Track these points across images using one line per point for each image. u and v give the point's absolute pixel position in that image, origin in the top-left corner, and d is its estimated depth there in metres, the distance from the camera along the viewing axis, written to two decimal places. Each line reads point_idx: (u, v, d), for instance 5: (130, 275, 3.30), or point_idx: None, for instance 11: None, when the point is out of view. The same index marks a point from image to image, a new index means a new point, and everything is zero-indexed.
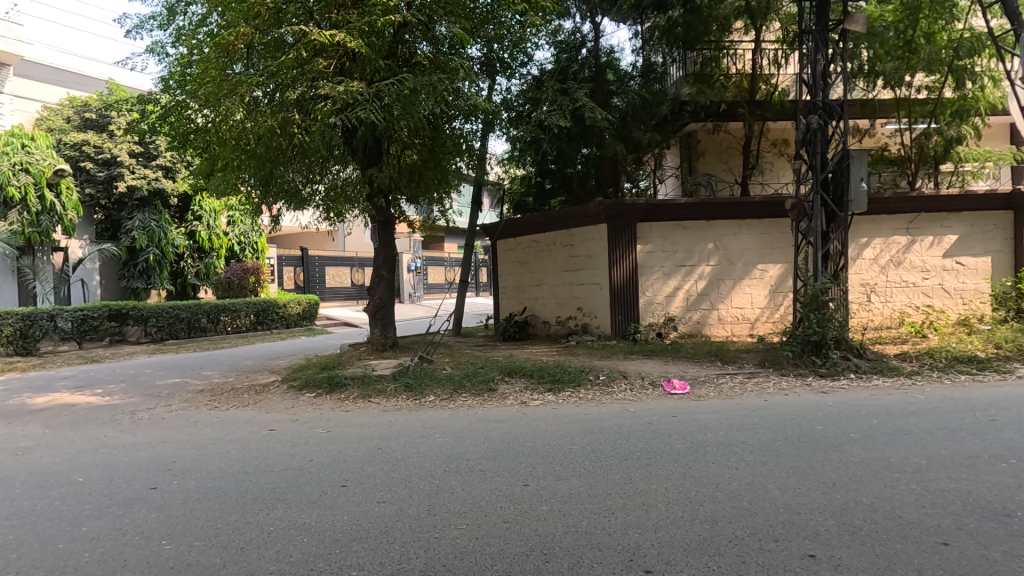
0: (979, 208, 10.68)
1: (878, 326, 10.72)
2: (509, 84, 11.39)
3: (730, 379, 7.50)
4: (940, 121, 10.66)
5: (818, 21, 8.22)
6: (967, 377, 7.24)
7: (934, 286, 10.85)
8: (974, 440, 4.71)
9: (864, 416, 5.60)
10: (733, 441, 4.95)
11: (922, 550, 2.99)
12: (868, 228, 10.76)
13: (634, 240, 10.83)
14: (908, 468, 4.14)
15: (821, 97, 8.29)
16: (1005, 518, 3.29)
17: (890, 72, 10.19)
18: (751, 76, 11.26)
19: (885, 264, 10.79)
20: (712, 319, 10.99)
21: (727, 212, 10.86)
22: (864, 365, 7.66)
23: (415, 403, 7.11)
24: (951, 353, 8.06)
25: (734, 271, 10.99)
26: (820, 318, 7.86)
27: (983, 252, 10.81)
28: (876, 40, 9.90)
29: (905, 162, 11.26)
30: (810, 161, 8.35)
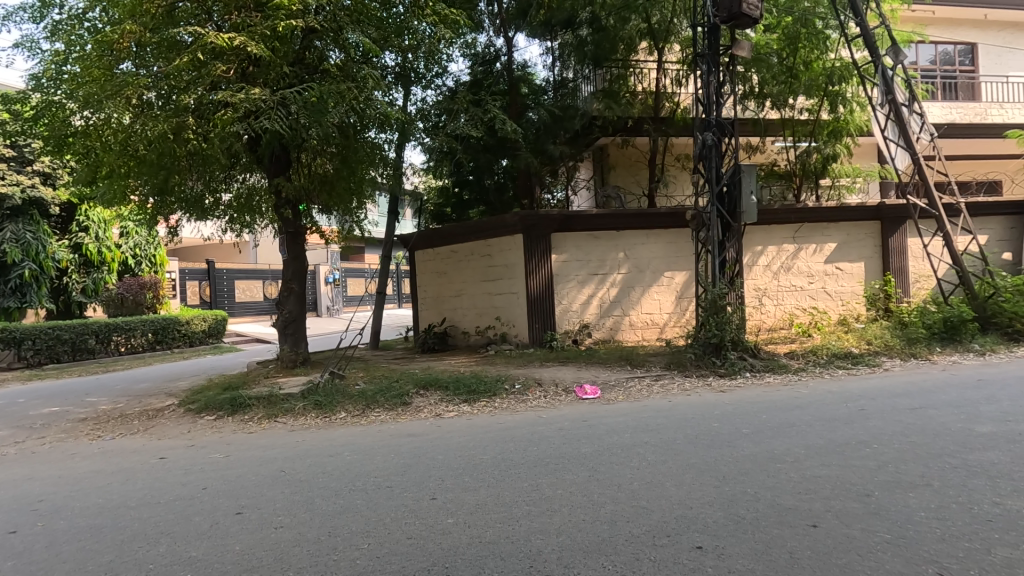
0: (852, 218, 11.90)
1: (771, 327, 11.63)
2: (425, 94, 11.39)
3: (638, 382, 7.83)
4: (819, 140, 11.79)
5: (710, 45, 8.83)
6: (843, 372, 8.00)
7: (818, 289, 11.92)
8: (845, 428, 5.21)
9: (755, 412, 6.04)
10: (637, 442, 5.16)
11: (795, 533, 3.24)
12: (761, 237, 11.67)
13: (549, 249, 11.08)
14: (788, 458, 4.50)
15: (715, 115, 8.91)
16: (864, 498, 3.65)
17: (776, 95, 11.11)
18: (655, 94, 11.92)
19: (776, 270, 11.73)
20: (624, 325, 11.45)
21: (635, 223, 11.37)
22: (757, 364, 8.26)
23: (325, 421, 6.85)
24: (831, 350, 8.87)
25: (643, 278, 11.51)
26: (718, 321, 8.42)
27: (858, 258, 12.03)
28: (762, 65, 10.79)
29: (790, 177, 12.32)
30: (707, 175, 8.94)
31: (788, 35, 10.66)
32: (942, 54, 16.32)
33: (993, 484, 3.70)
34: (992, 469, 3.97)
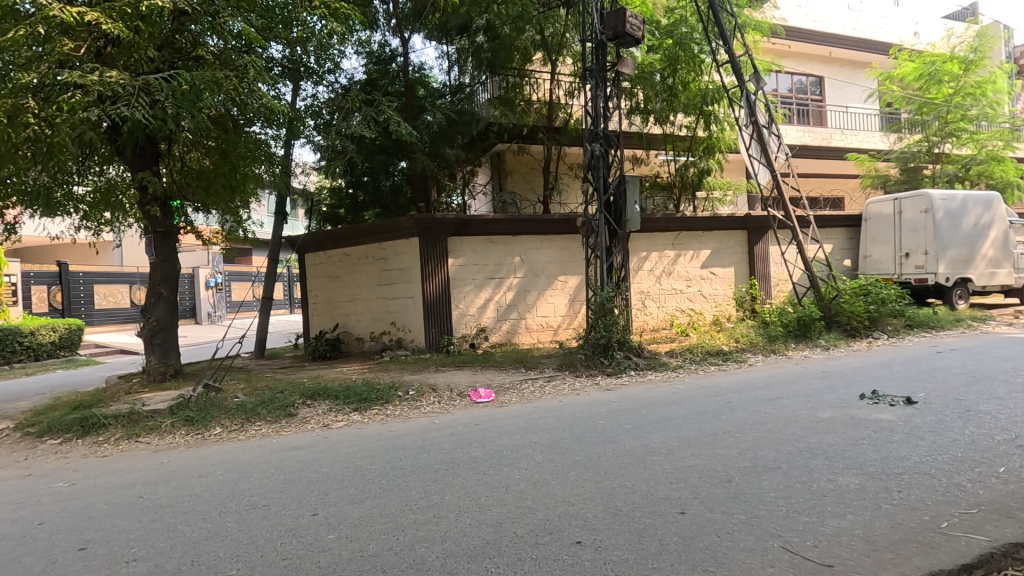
0: (724, 228, 13.07)
1: (655, 328, 12.45)
2: (315, 90, 10.88)
3: (531, 384, 8.02)
4: (696, 155, 12.84)
5: (597, 60, 9.28)
6: (715, 368, 8.75)
7: (695, 292, 12.94)
8: (714, 420, 5.68)
9: (637, 408, 6.41)
10: (527, 443, 5.28)
11: (665, 521, 3.46)
12: (645, 243, 12.45)
13: (446, 254, 11.02)
14: (663, 450, 4.82)
15: (602, 127, 9.36)
16: (726, 483, 3.99)
17: (658, 111, 11.92)
18: (549, 104, 12.28)
19: (659, 274, 12.58)
20: (520, 327, 11.68)
21: (530, 229, 11.63)
22: (641, 363, 8.79)
23: (196, 438, 6.26)
24: (705, 348, 9.68)
25: (538, 282, 11.81)
26: (606, 323, 8.89)
27: (728, 264, 13.22)
28: (647, 84, 11.54)
29: (671, 188, 13.23)
30: (595, 184, 9.39)
31: (669, 56, 11.51)
32: (797, 83, 18.49)
33: (829, 463, 4.22)
34: (829, 449, 4.52)
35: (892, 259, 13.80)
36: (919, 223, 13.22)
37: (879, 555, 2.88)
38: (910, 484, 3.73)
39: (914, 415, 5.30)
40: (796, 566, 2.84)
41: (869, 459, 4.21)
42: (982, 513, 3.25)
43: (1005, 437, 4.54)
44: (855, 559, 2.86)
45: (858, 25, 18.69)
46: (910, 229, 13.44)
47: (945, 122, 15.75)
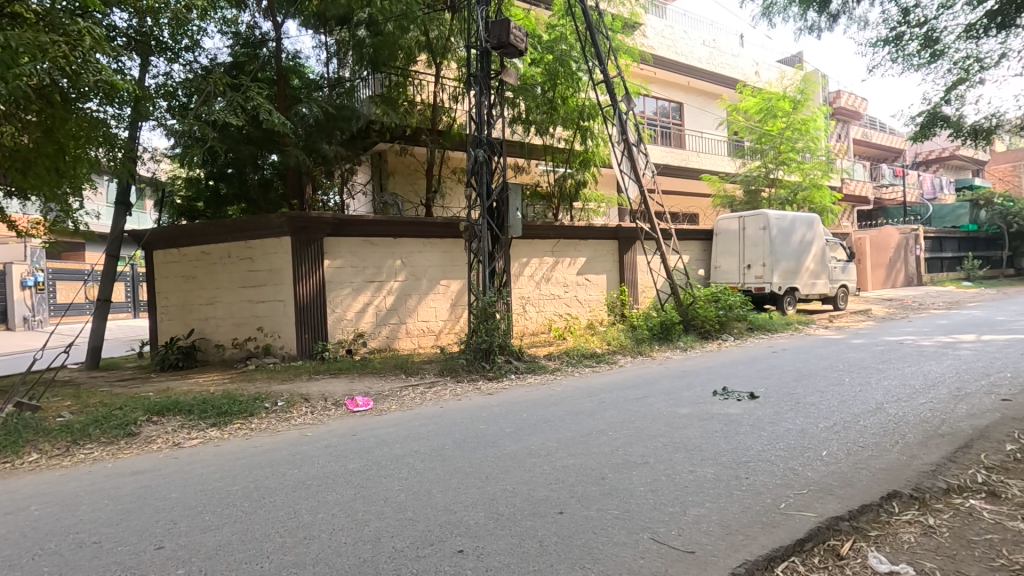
0: (597, 237, 13.85)
1: (534, 332, 12.82)
2: (169, 68, 9.73)
3: (412, 391, 7.82)
4: (573, 167, 13.46)
5: (481, 68, 9.36)
6: (589, 370, 9.22)
7: (572, 298, 13.55)
8: (589, 420, 5.96)
9: (517, 411, 6.52)
10: (407, 451, 5.12)
11: (545, 522, 3.53)
12: (526, 250, 12.79)
13: (321, 255, 10.40)
14: (543, 452, 4.94)
15: (485, 133, 9.44)
16: (600, 480, 4.18)
17: (538, 122, 12.27)
18: (433, 107, 12.15)
19: (539, 280, 12.99)
20: (401, 332, 11.38)
21: (412, 231, 11.38)
22: (521, 366, 8.99)
23: (3, 468, 5.22)
24: (581, 351, 10.17)
25: (419, 286, 11.59)
26: (487, 328, 9.01)
27: (601, 272, 14.02)
28: (528, 95, 11.84)
29: (550, 198, 13.77)
30: (478, 189, 9.44)
31: (549, 71, 11.95)
32: (660, 108, 20.26)
33: (689, 456, 4.60)
34: (688, 443, 4.95)
35: (738, 270, 15.58)
36: (759, 239, 15.08)
37: (733, 538, 3.18)
38: (756, 470, 4.19)
39: (757, 408, 5.98)
40: (664, 555, 3.03)
41: (722, 450, 4.67)
42: (810, 492, 3.74)
43: (826, 424, 5.29)
44: (713, 544, 3.13)
45: (711, 60, 20.86)
46: (751, 244, 15.28)
47: (779, 152, 18.14)
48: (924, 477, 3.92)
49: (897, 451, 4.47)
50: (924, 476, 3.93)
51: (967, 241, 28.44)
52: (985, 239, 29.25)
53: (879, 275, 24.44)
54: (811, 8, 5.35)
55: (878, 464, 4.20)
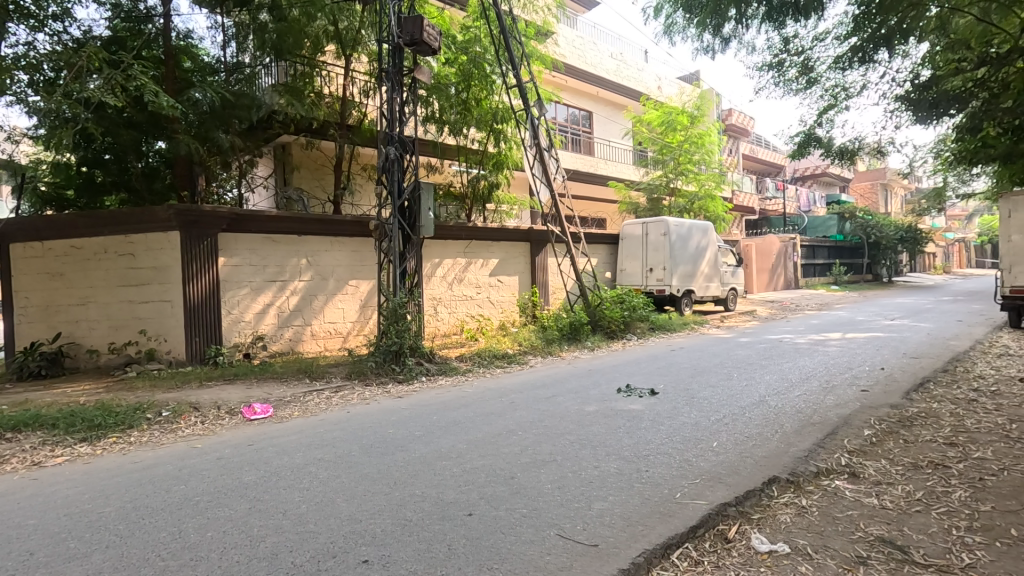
0: (509, 239, 14.00)
1: (445, 333, 12.71)
2: (31, 38, 8.56)
3: (316, 396, 7.46)
4: (486, 169, 13.53)
5: (393, 63, 9.14)
6: (500, 371, 9.28)
7: (484, 299, 13.60)
8: (499, 420, 6.00)
9: (427, 414, 6.43)
10: (310, 460, 4.88)
11: (453, 525, 3.50)
12: (438, 250, 12.66)
13: (216, 252, 9.64)
14: (453, 454, 4.91)
15: (397, 130, 9.24)
16: (510, 480, 4.22)
17: (452, 122, 12.18)
18: (342, 100, 11.70)
19: (451, 281, 12.91)
20: (305, 335, 10.83)
21: (318, 229, 10.87)
22: (432, 368, 8.88)
23: None
24: (492, 352, 10.23)
25: (326, 286, 11.11)
26: (397, 329, 8.83)
27: (513, 273, 14.20)
28: (441, 94, 11.73)
29: (463, 199, 13.76)
30: (389, 187, 9.22)
31: (463, 72, 11.87)
32: (571, 115, 20.93)
33: (594, 452, 4.77)
34: (593, 439, 5.13)
35: (641, 273, 16.41)
36: (660, 244, 15.98)
37: (633, 529, 3.33)
38: (654, 463, 4.43)
39: (656, 404, 6.33)
40: (569, 551, 3.11)
41: (625, 445, 4.89)
42: (703, 481, 4.01)
43: (717, 417, 5.70)
44: (615, 536, 3.26)
45: (618, 72, 21.83)
46: (653, 249, 16.15)
47: (678, 163, 19.34)
48: (798, 462, 4.34)
49: (777, 440, 4.91)
50: (799, 462, 4.35)
51: (834, 250, 31.97)
52: (849, 248, 33.00)
53: (763, 279, 26.81)
54: (706, 31, 5.74)
55: (760, 452, 4.60)
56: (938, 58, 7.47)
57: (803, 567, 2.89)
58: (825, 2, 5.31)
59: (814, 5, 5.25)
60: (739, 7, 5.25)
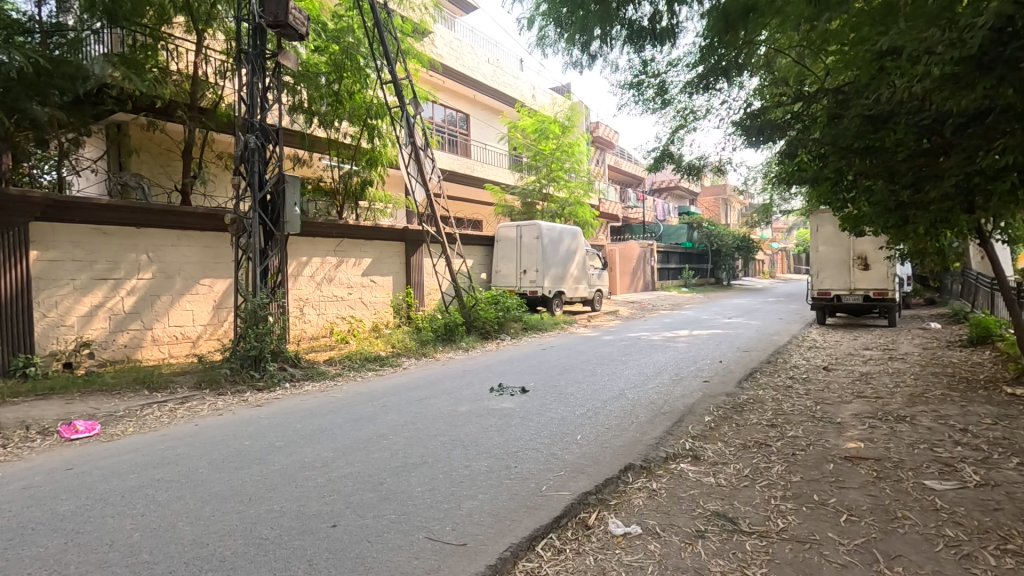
0: (383, 238, 13.61)
1: (313, 336, 12.04)
2: None
3: (157, 409, 6.62)
4: (359, 165, 12.98)
5: (253, 45, 8.45)
6: (372, 374, 8.97)
7: (356, 299, 13.08)
8: (370, 425, 5.79)
9: (291, 422, 6.02)
10: (148, 481, 4.32)
11: (314, 539, 3.31)
12: (305, 248, 11.94)
13: (27, 244, 8.16)
14: (318, 463, 4.64)
15: (258, 118, 8.55)
16: (378, 486, 4.09)
17: (323, 115, 11.52)
18: (193, 79, 10.52)
19: (320, 280, 12.25)
20: (145, 340, 9.60)
21: (162, 221, 9.67)
22: (297, 373, 8.33)
23: None
24: (364, 354, 9.86)
25: (172, 285, 9.93)
26: (258, 333, 8.17)
27: (387, 273, 13.83)
28: (311, 84, 11.02)
29: (334, 194, 13.16)
30: (249, 179, 8.47)
31: (334, 62, 11.25)
32: (447, 116, 20.93)
33: (465, 452, 4.79)
34: (465, 439, 5.16)
35: (514, 274, 16.86)
36: (533, 247, 16.54)
37: (501, 525, 3.40)
38: (523, 458, 4.57)
39: (527, 402, 6.54)
40: (437, 552, 3.09)
41: (495, 443, 4.98)
42: (567, 473, 4.22)
43: (582, 411, 6.03)
44: (483, 533, 3.30)
45: (495, 78, 22.21)
46: (526, 252, 16.67)
47: (550, 170, 20.17)
48: (650, 449, 4.75)
49: (633, 430, 5.32)
50: (651, 449, 4.76)
51: (684, 256, 35.52)
52: (697, 253, 36.91)
53: (625, 281, 28.99)
54: (575, 46, 6.05)
55: (618, 442, 4.96)
56: (766, 93, 8.61)
57: (652, 545, 3.15)
58: (677, 32, 5.86)
59: (669, 33, 5.77)
60: (604, 27, 5.59)
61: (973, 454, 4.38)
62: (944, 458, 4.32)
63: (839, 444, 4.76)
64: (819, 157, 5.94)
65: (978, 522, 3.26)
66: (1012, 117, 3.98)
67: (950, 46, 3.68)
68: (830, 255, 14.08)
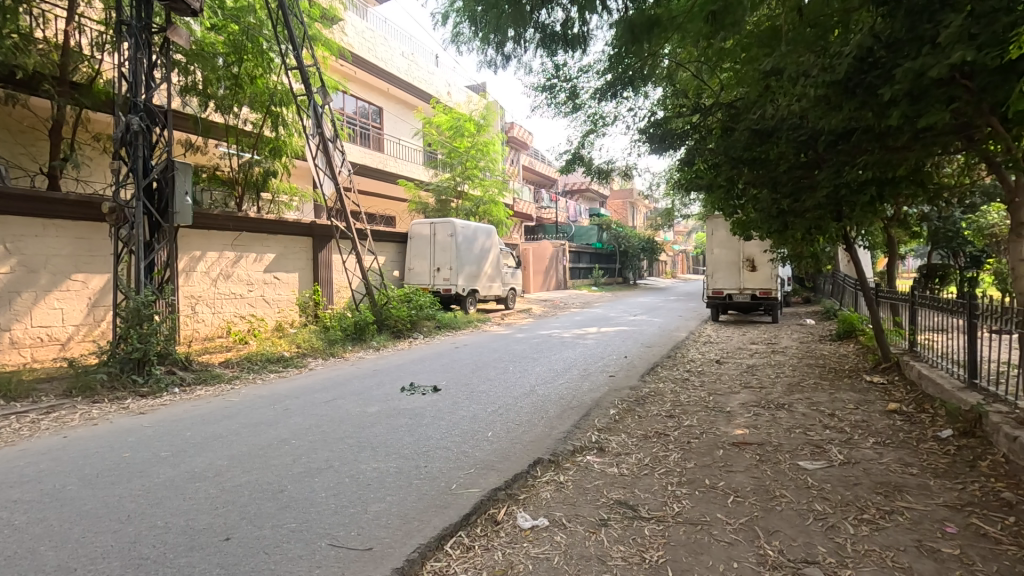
0: (288, 233, 12.90)
1: (207, 337, 11.16)
2: None
3: (15, 421, 5.83)
4: (260, 154, 12.20)
5: (137, 17, 7.63)
6: (274, 376, 8.47)
7: (257, 297, 12.31)
8: (269, 430, 5.46)
9: (179, 430, 5.54)
10: (2, 504, 3.79)
11: (204, 554, 3.07)
12: (198, 242, 11.07)
13: None
14: (210, 473, 4.30)
15: (142, 98, 7.79)
16: (279, 494, 3.87)
17: (220, 99, 10.76)
18: (63, 49, 9.33)
19: (215, 276, 11.41)
20: (1, 342, 8.44)
21: (24, 208, 8.54)
22: (188, 377, 7.68)
23: None
24: (265, 355, 9.29)
25: (36, 281, 8.81)
26: (142, 334, 7.44)
27: (292, 270, 13.13)
28: (206, 63, 10.08)
29: (233, 184, 12.28)
30: (131, 164, 7.65)
31: (234, 43, 10.41)
32: (359, 108, 20.25)
33: (372, 454, 4.65)
34: (373, 440, 5.02)
35: (427, 272, 16.64)
36: (447, 245, 16.42)
37: (409, 526, 3.35)
38: (433, 458, 4.52)
39: (439, 401, 6.48)
40: (341, 559, 2.99)
41: (405, 443, 4.89)
42: (477, 470, 4.24)
43: (493, 408, 6.09)
44: (390, 536, 3.23)
45: (409, 72, 21.80)
46: (440, 249, 16.51)
47: (465, 168, 20.12)
48: (558, 443, 4.88)
49: (542, 425, 5.44)
50: (559, 443, 4.89)
51: (593, 257, 36.85)
52: (606, 254, 38.44)
53: (539, 280, 29.57)
54: (489, 46, 6.08)
55: (528, 437, 5.05)
56: (668, 104, 9.13)
57: (559, 536, 3.25)
58: (588, 39, 6.05)
59: (580, 40, 5.95)
60: (518, 29, 5.65)
61: (838, 436, 4.92)
62: (815, 440, 4.82)
63: (728, 431, 5.16)
64: (714, 165, 6.38)
65: (842, 496, 3.67)
66: (871, 138, 4.49)
67: (822, 70, 4.09)
68: (723, 257, 15.22)
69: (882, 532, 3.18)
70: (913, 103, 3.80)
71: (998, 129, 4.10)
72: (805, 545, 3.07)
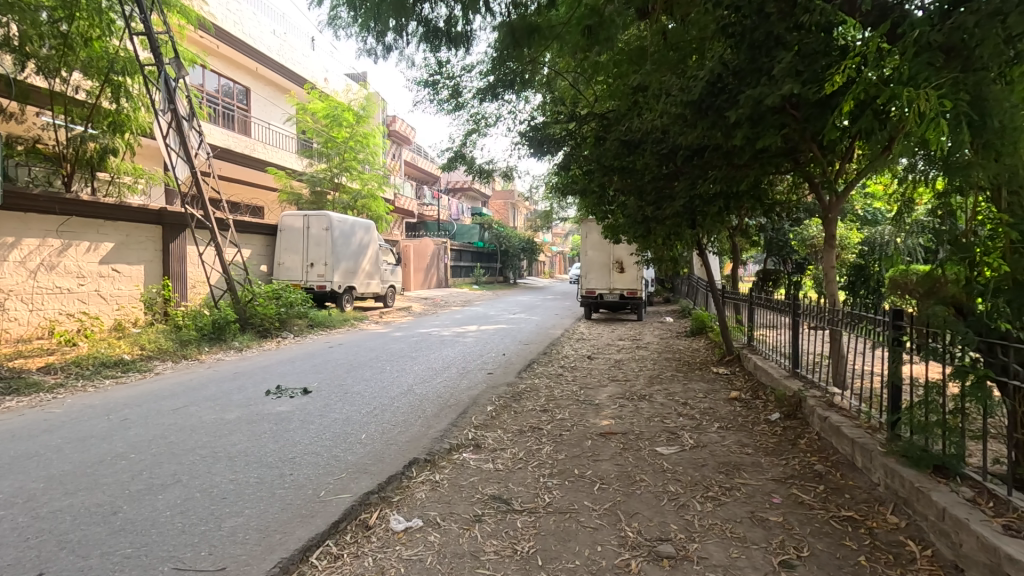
0: (132, 219, 11.36)
1: (22, 338, 9.56)
2: None
3: None
4: (97, 128, 10.56)
5: None
6: (111, 382, 7.42)
7: (90, 292, 10.73)
8: (101, 444, 4.76)
9: None
10: None
11: None
12: (9, 226, 9.46)
13: None
14: (20, 499, 3.64)
15: None
16: (111, 516, 3.39)
17: (42, 60, 9.19)
18: None
19: (34, 268, 9.80)
20: None
21: None
22: None
23: None
24: (99, 358, 8.07)
25: None
26: None
27: (137, 262, 11.58)
28: (27, 18, 8.46)
29: (60, 160, 10.54)
30: None
31: None
32: (221, 86, 18.45)
33: (229, 464, 4.26)
34: (231, 450, 4.59)
35: (300, 268, 15.64)
36: (322, 239, 15.55)
37: (269, 540, 3.11)
38: (300, 464, 4.25)
39: (308, 403, 6.11)
40: None
41: (268, 451, 4.54)
42: (348, 474, 4.06)
43: (368, 409, 5.87)
44: (247, 553, 2.97)
45: (280, 53, 20.28)
46: (314, 243, 15.60)
47: (342, 160, 19.16)
48: (435, 442, 4.84)
49: (419, 425, 5.35)
50: (435, 442, 4.84)
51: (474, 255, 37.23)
52: (486, 253, 39.01)
53: (419, 278, 29.15)
54: (369, 34, 5.84)
55: (404, 438, 4.94)
56: (546, 109, 9.44)
57: (432, 536, 3.21)
58: (471, 38, 6.05)
59: (462, 38, 5.93)
60: (400, 19, 5.48)
61: (689, 423, 5.44)
62: (671, 428, 5.28)
63: (595, 422, 5.47)
64: (588, 170, 6.70)
65: (691, 477, 4.06)
66: (720, 155, 5.01)
67: (681, 90, 4.48)
68: (595, 258, 16.15)
69: (722, 507, 3.57)
70: (753, 127, 4.29)
71: (816, 155, 4.78)
72: (659, 525, 3.34)
